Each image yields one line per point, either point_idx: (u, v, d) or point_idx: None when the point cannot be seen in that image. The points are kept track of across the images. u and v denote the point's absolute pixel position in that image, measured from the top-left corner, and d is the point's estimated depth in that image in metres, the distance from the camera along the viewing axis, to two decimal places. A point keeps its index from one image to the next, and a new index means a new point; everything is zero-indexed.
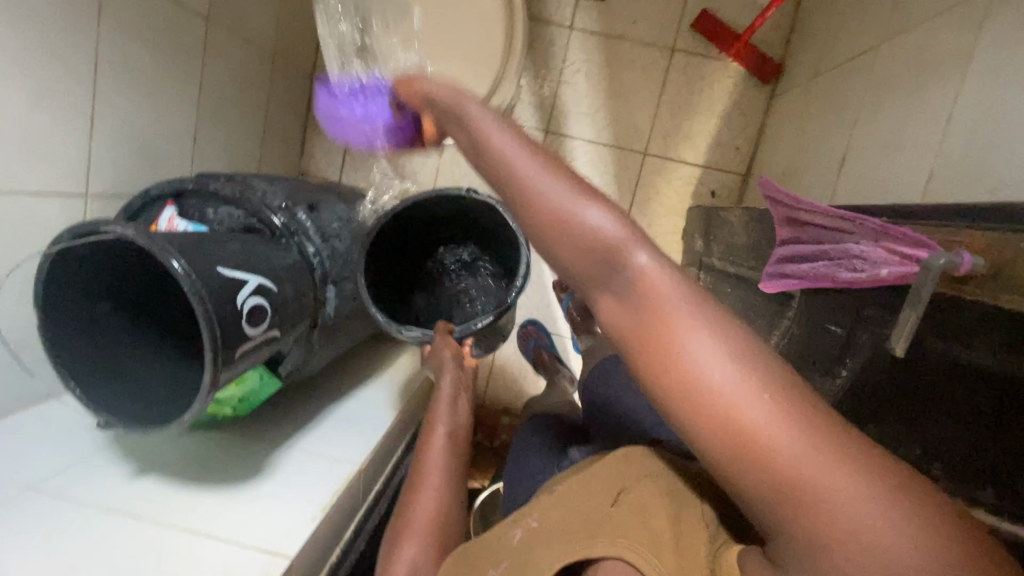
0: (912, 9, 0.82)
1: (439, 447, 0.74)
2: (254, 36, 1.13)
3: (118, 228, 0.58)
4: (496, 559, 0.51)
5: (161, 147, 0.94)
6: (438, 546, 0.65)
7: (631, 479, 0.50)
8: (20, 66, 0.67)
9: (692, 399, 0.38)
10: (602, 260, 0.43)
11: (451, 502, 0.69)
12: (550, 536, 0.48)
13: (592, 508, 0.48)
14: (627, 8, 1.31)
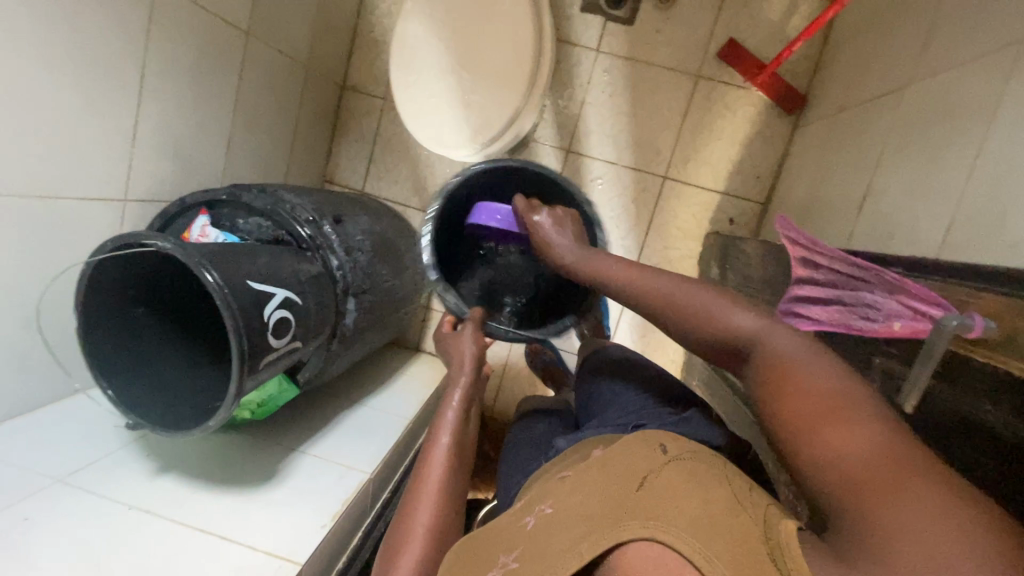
0: (941, 54, 0.82)
1: (442, 460, 0.73)
2: (289, 48, 1.16)
3: (159, 240, 0.61)
4: (510, 549, 0.53)
5: (197, 153, 0.98)
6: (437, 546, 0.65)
7: (656, 468, 0.51)
8: (73, 71, 0.71)
9: (785, 413, 0.46)
10: (685, 314, 0.62)
11: (449, 510, 0.69)
12: (567, 521, 0.50)
13: (617, 495, 0.49)
14: (654, 33, 1.33)
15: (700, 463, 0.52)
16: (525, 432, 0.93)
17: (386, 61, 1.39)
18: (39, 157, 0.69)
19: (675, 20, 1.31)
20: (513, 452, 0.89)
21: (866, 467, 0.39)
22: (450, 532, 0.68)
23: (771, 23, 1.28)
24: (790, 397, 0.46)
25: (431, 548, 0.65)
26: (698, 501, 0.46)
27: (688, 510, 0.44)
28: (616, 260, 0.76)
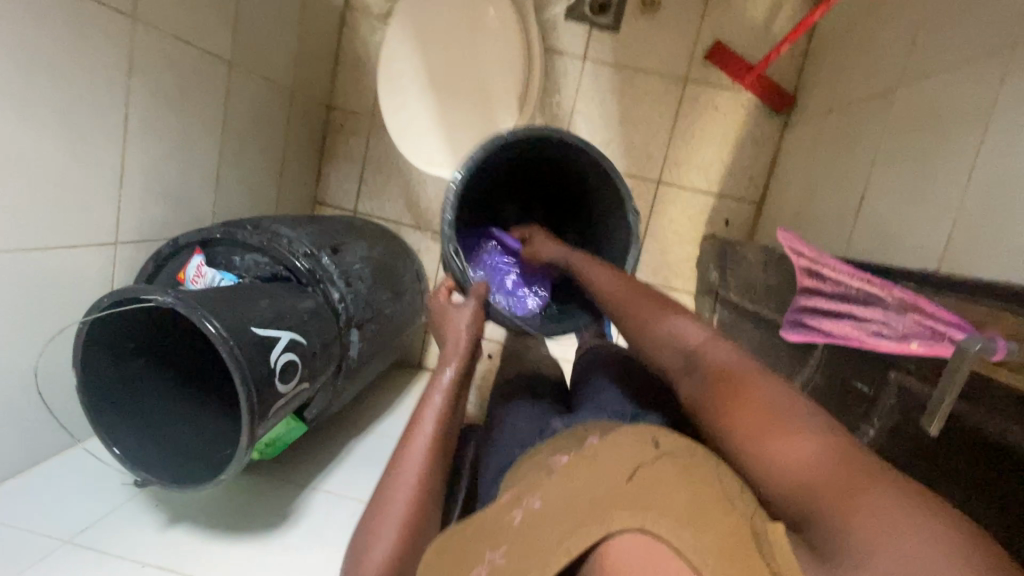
0: (930, 56, 0.82)
1: (427, 436, 0.71)
2: (272, 73, 1.14)
3: (157, 294, 0.59)
4: (495, 543, 0.53)
5: (185, 189, 0.96)
6: (415, 525, 0.64)
7: (647, 459, 0.51)
8: (54, 117, 0.69)
9: (737, 423, 0.50)
10: (612, 301, 0.77)
11: (433, 487, 0.68)
12: (555, 516, 0.50)
13: (607, 488, 0.49)
14: (640, 39, 1.32)
15: (692, 456, 0.52)
16: (514, 406, 0.93)
17: (371, 79, 1.37)
18: (26, 211, 0.67)
19: (661, 25, 1.31)
20: (500, 424, 0.90)
21: (812, 474, 0.43)
22: (430, 511, 0.66)
23: (756, 24, 1.28)
24: (741, 410, 0.50)
25: (411, 526, 0.64)
26: (684, 496, 0.47)
27: (675, 506, 0.45)
28: (575, 256, 0.91)
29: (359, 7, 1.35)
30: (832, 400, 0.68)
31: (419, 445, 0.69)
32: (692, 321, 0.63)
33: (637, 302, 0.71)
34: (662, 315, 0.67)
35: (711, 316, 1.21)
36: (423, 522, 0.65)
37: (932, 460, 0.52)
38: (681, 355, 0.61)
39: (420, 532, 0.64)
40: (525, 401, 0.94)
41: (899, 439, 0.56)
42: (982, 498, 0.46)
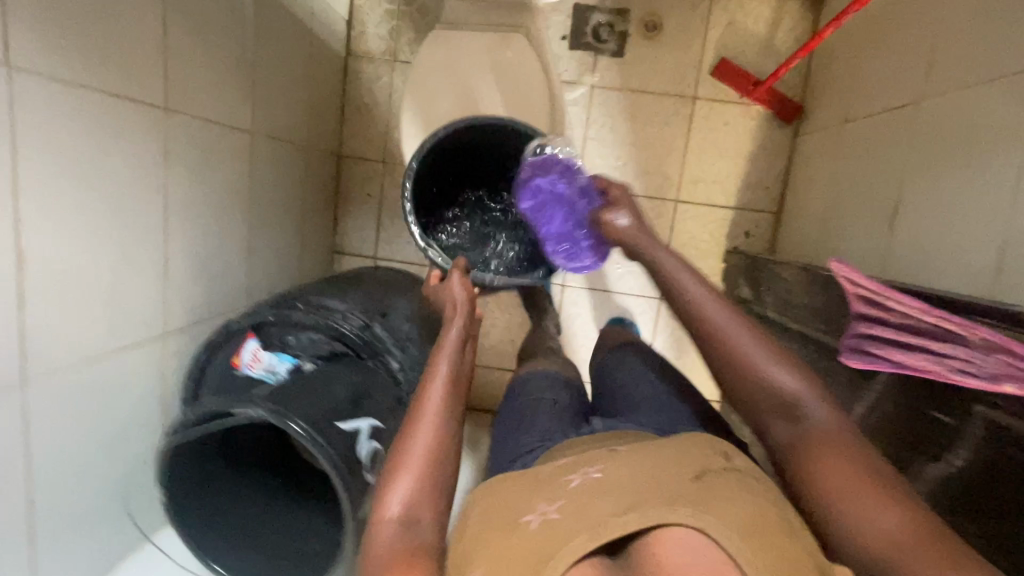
0: (952, 72, 0.84)
1: (439, 390, 0.66)
2: (288, 133, 1.13)
3: (247, 408, 0.64)
4: (552, 497, 0.60)
5: (221, 267, 0.94)
6: (433, 474, 0.60)
7: (710, 470, 0.59)
8: (102, 223, 0.67)
9: (830, 472, 0.53)
10: (657, 275, 0.72)
11: (448, 440, 0.63)
12: (611, 492, 0.57)
13: (670, 483, 0.56)
14: (645, 62, 1.33)
15: (755, 481, 0.58)
16: (533, 391, 0.93)
17: (381, 125, 1.36)
18: (79, 323, 0.66)
19: (665, 47, 1.32)
20: (524, 413, 0.88)
21: (898, 541, 0.48)
22: (448, 459, 0.62)
23: (759, 39, 1.30)
24: (837, 463, 0.53)
25: (429, 477, 0.60)
26: (745, 504, 0.53)
27: (733, 505, 0.52)
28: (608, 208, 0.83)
29: (363, 54, 1.34)
30: (910, 426, 0.69)
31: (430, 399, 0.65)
32: (787, 365, 0.60)
33: (742, 333, 0.62)
34: (772, 361, 0.60)
35: None
36: (442, 476, 0.61)
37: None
38: (780, 404, 0.58)
39: (440, 484, 0.60)
40: (547, 388, 0.94)
41: (992, 470, 0.58)
42: None
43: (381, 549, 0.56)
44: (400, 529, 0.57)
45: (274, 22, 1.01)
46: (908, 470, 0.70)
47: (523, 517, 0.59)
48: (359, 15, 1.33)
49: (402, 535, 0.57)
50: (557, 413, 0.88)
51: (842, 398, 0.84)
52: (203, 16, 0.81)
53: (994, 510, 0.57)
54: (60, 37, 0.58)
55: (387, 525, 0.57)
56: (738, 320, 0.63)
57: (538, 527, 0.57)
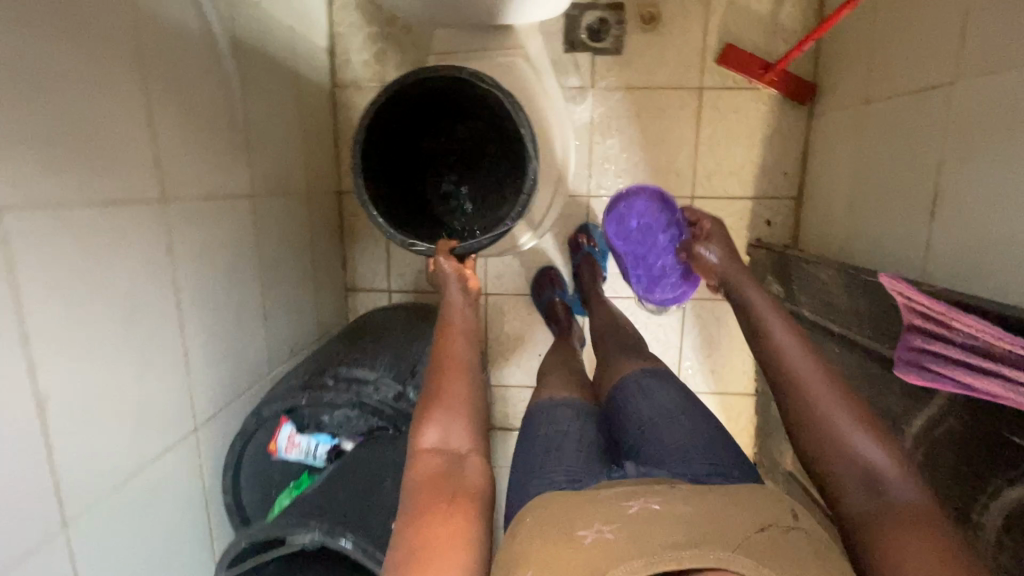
0: (991, 52, 0.78)
1: (462, 342, 0.75)
2: (287, 183, 1.08)
3: (302, 532, 0.65)
4: (607, 519, 0.57)
5: (241, 342, 0.91)
6: (463, 413, 0.68)
7: (779, 526, 0.56)
8: (121, 333, 0.64)
9: (912, 548, 0.52)
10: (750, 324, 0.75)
11: (473, 384, 0.71)
12: (671, 523, 0.56)
13: (733, 530, 0.55)
14: (646, 56, 1.26)
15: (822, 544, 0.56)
16: (552, 422, 0.84)
17: None
18: (113, 441, 0.63)
19: (665, 38, 1.25)
20: (545, 449, 0.79)
21: None
22: (477, 399, 0.70)
23: (764, 18, 1.22)
24: (920, 539, 0.52)
25: (460, 413, 0.67)
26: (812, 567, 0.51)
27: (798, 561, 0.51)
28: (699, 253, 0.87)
29: (350, 83, 1.28)
30: (983, 448, 0.66)
31: (455, 349, 0.74)
32: (865, 423, 0.61)
33: (828, 393, 0.64)
34: (854, 420, 0.62)
35: None
36: (473, 416, 0.68)
37: None
38: (865, 472, 0.59)
39: (472, 419, 0.68)
40: (566, 419, 0.84)
41: None
42: None
43: (422, 474, 0.63)
44: (438, 459, 0.64)
45: (259, 74, 0.96)
46: (977, 487, 0.68)
47: (577, 532, 0.56)
48: (341, 44, 1.26)
49: (440, 463, 0.63)
50: (584, 449, 0.79)
51: (898, 408, 0.81)
52: (188, 91, 0.76)
53: None
54: (43, 159, 0.54)
55: (426, 454, 0.64)
56: (829, 380, 0.65)
57: (592, 543, 0.54)
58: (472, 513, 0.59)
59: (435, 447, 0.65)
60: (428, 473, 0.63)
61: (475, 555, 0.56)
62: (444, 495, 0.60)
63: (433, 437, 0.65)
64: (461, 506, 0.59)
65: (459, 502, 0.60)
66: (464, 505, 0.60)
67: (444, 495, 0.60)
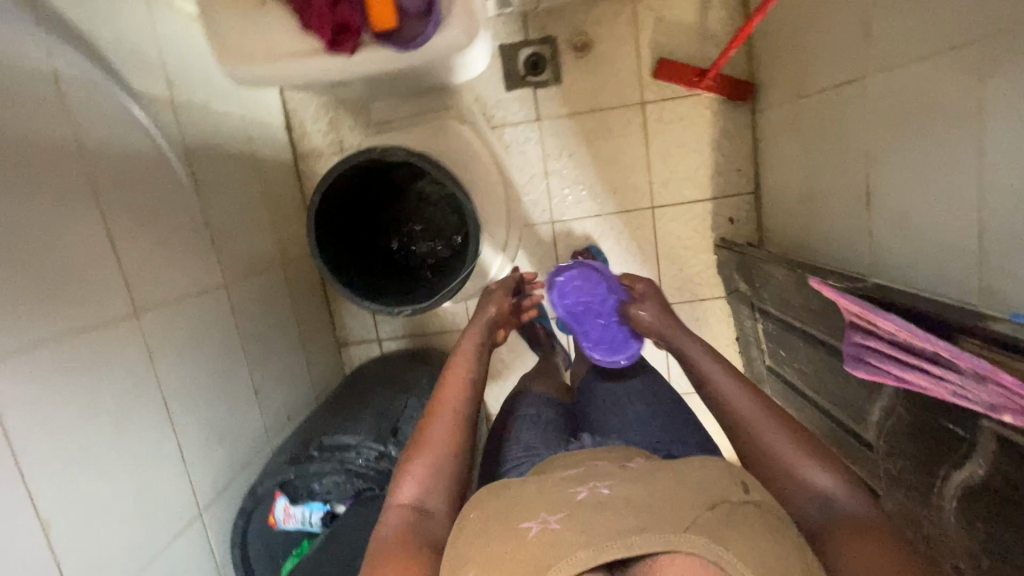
0: (891, 46, 0.80)
1: (456, 401, 0.80)
2: (261, 261, 1.14)
3: None
4: (554, 507, 0.59)
5: (234, 421, 0.97)
6: (443, 468, 0.72)
7: (729, 502, 0.57)
8: (111, 434, 0.72)
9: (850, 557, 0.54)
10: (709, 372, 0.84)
11: (458, 442, 0.75)
12: (621, 511, 0.57)
13: (682, 512, 0.55)
14: (585, 82, 1.30)
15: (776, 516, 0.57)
16: (522, 412, 0.94)
17: None
18: (116, 533, 0.70)
19: (600, 62, 1.29)
20: (514, 427, 0.91)
21: None
22: (460, 456, 0.74)
23: (692, 27, 1.26)
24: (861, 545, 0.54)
25: (439, 469, 0.72)
26: (764, 542, 0.52)
27: (751, 536, 0.52)
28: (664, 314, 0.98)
29: (310, 153, 1.34)
30: (924, 435, 0.70)
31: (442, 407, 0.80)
32: (810, 454, 0.66)
33: (773, 432, 0.69)
34: (799, 453, 0.66)
35: (755, 324, 1.22)
36: (450, 473, 0.73)
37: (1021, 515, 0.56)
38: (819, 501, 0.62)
39: (452, 462, 0.73)
40: (534, 404, 0.96)
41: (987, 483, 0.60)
42: None
43: (391, 527, 0.66)
44: (409, 513, 0.68)
45: (217, 167, 1.02)
46: (932, 472, 0.70)
47: (521, 523, 0.58)
48: (296, 118, 1.32)
49: (410, 517, 0.67)
50: (545, 428, 0.90)
51: (860, 400, 0.83)
52: (144, 206, 0.83)
53: (990, 524, 0.61)
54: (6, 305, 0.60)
55: (398, 509, 0.68)
56: (770, 414, 0.70)
57: (538, 535, 0.56)
58: (432, 562, 0.61)
59: (408, 501, 0.69)
60: (397, 525, 0.66)
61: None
62: (405, 546, 0.63)
63: (408, 493, 0.70)
64: (422, 556, 0.62)
65: (420, 553, 0.62)
66: (425, 555, 0.62)
67: (407, 545, 0.63)
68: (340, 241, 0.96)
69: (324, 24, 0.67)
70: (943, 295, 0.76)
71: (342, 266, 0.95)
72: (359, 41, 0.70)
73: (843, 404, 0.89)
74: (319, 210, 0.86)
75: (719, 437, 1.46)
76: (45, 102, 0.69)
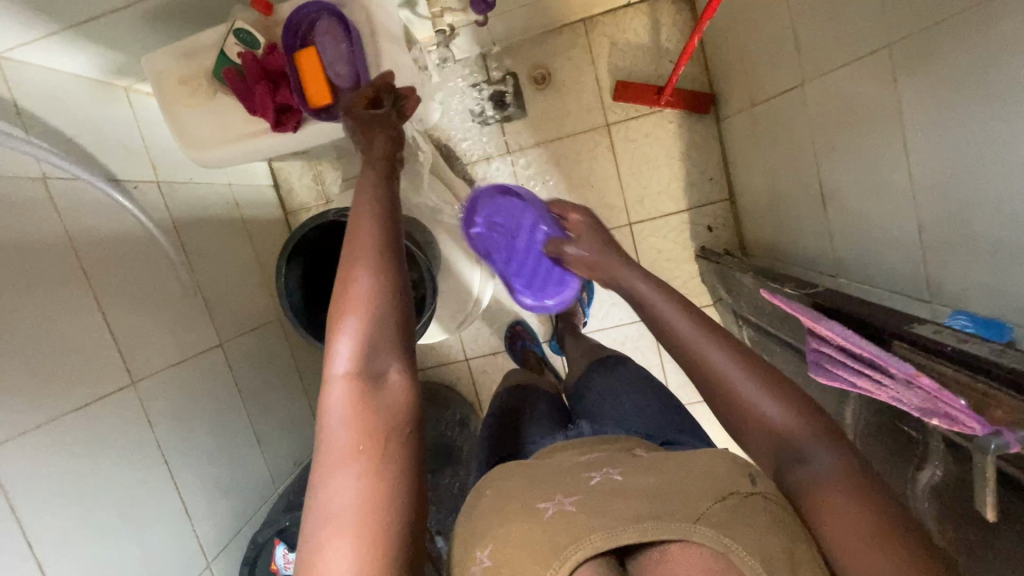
0: (817, 53, 0.82)
1: (375, 239, 0.57)
2: (255, 315, 1.21)
3: None
4: (569, 491, 0.53)
5: (236, 471, 1.02)
6: (387, 315, 0.54)
7: (741, 491, 0.49)
8: (110, 497, 0.77)
9: (832, 520, 0.47)
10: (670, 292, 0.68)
11: (395, 282, 0.56)
12: (635, 495, 0.51)
13: (697, 500, 0.49)
14: (550, 111, 1.35)
15: (786, 508, 0.50)
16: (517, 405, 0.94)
17: None
18: None
19: (561, 90, 1.34)
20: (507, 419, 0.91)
21: None
22: (401, 296, 0.56)
23: (646, 47, 1.30)
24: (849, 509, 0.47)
25: (383, 322, 0.54)
26: (782, 532, 0.46)
27: (766, 531, 0.45)
28: (594, 250, 0.84)
29: (298, 208, 1.42)
30: (891, 443, 0.69)
31: (364, 238, 0.57)
32: (763, 379, 0.56)
33: (734, 369, 0.57)
34: (764, 393, 0.55)
35: (740, 331, 1.22)
36: (397, 323, 0.55)
37: (969, 519, 0.55)
38: (775, 440, 0.54)
39: (396, 328, 0.55)
40: (529, 399, 0.96)
41: (943, 488, 0.60)
42: (1000, 552, 0.51)
43: (344, 416, 0.51)
44: (356, 386, 0.52)
45: (205, 234, 1.10)
46: (902, 479, 0.68)
47: (539, 504, 0.53)
48: (282, 177, 1.40)
49: (361, 394, 0.51)
50: (543, 420, 0.91)
51: (831, 406, 0.83)
52: (135, 283, 0.90)
53: (947, 530, 0.60)
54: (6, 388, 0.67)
55: (341, 381, 0.52)
56: (734, 358, 0.58)
57: (552, 516, 0.50)
58: (400, 451, 0.51)
59: (352, 371, 0.52)
60: (345, 406, 0.51)
61: (409, 502, 0.50)
62: (366, 438, 0.50)
63: (346, 359, 0.52)
64: (387, 447, 0.50)
65: (386, 458, 0.50)
66: (389, 444, 0.50)
67: (365, 436, 0.50)
68: (310, 296, 1.03)
69: (266, 109, 0.76)
70: (902, 294, 0.76)
71: (312, 315, 1.01)
72: (302, 119, 0.78)
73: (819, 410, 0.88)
74: (280, 267, 0.93)
75: (725, 445, 1.45)
76: (35, 203, 0.77)
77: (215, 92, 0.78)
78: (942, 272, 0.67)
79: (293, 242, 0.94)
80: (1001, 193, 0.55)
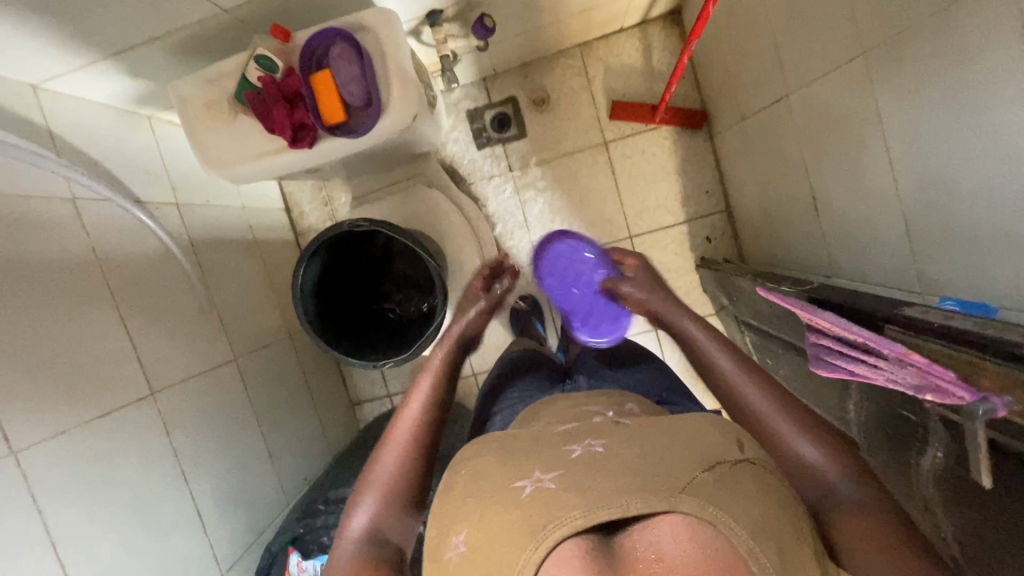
0: (797, 66, 0.88)
1: (411, 429, 0.73)
2: (268, 333, 1.24)
3: None
4: (546, 466, 0.55)
5: (249, 485, 1.03)
6: (401, 492, 0.68)
7: (727, 462, 0.52)
8: (127, 502, 0.79)
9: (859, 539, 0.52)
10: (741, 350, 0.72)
11: (413, 469, 0.70)
12: (615, 469, 0.52)
13: (679, 472, 0.50)
14: (549, 132, 1.41)
15: (779, 481, 0.52)
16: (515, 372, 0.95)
17: None
18: None
19: (559, 112, 1.40)
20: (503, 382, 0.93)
21: None
22: (417, 481, 0.70)
23: (639, 70, 1.36)
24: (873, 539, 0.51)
25: (393, 500, 0.67)
26: (768, 505, 0.48)
27: (748, 501, 0.48)
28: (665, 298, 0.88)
29: (309, 230, 1.46)
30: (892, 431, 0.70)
31: (403, 427, 0.73)
32: (807, 432, 0.61)
33: (776, 418, 0.63)
34: (800, 433, 0.61)
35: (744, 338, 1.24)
36: (405, 501, 0.68)
37: (969, 499, 0.57)
38: (814, 481, 0.58)
39: (405, 506, 0.68)
40: (530, 363, 0.97)
41: (943, 471, 0.61)
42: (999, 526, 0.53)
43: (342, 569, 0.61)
44: (358, 546, 0.63)
45: (221, 255, 1.14)
46: (904, 466, 0.70)
47: (517, 482, 0.54)
48: (294, 201, 1.46)
49: (361, 553, 0.62)
50: (542, 376, 0.93)
51: (833, 401, 0.85)
52: (155, 300, 0.94)
53: (948, 512, 0.61)
54: (35, 394, 0.71)
55: (349, 540, 0.64)
56: (781, 404, 0.64)
57: (530, 495, 0.52)
58: None
59: (359, 534, 0.64)
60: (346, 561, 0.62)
61: None
62: None
63: (358, 525, 0.65)
64: None
65: None
66: None
67: None
68: (327, 308, 1.07)
69: (283, 128, 0.81)
70: (894, 288, 0.79)
71: (323, 322, 1.04)
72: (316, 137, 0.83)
73: (823, 406, 0.90)
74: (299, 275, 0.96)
75: None
76: (64, 221, 0.81)
77: (233, 116, 0.84)
78: (930, 262, 0.70)
79: (314, 253, 0.99)
80: (976, 181, 0.58)
